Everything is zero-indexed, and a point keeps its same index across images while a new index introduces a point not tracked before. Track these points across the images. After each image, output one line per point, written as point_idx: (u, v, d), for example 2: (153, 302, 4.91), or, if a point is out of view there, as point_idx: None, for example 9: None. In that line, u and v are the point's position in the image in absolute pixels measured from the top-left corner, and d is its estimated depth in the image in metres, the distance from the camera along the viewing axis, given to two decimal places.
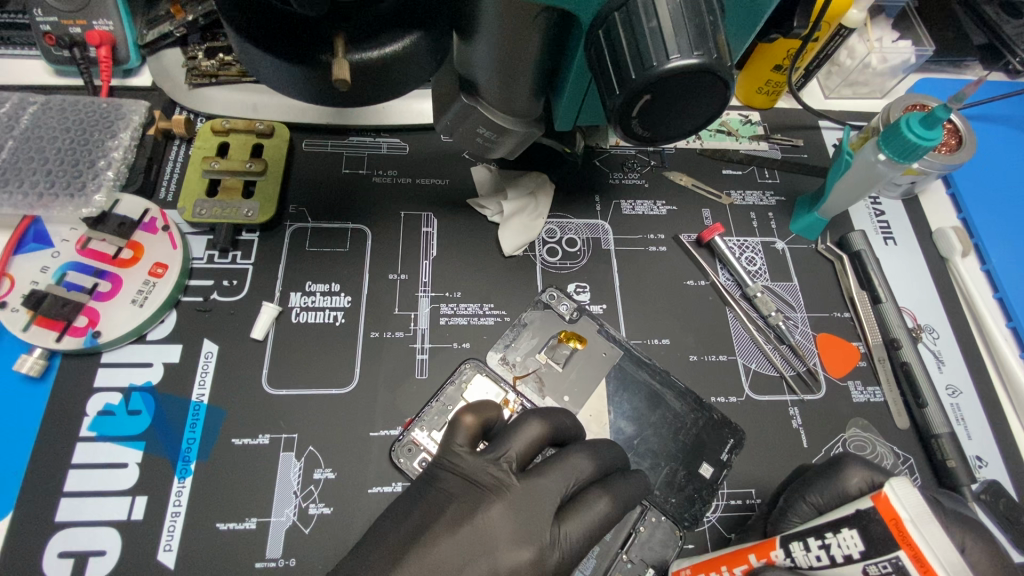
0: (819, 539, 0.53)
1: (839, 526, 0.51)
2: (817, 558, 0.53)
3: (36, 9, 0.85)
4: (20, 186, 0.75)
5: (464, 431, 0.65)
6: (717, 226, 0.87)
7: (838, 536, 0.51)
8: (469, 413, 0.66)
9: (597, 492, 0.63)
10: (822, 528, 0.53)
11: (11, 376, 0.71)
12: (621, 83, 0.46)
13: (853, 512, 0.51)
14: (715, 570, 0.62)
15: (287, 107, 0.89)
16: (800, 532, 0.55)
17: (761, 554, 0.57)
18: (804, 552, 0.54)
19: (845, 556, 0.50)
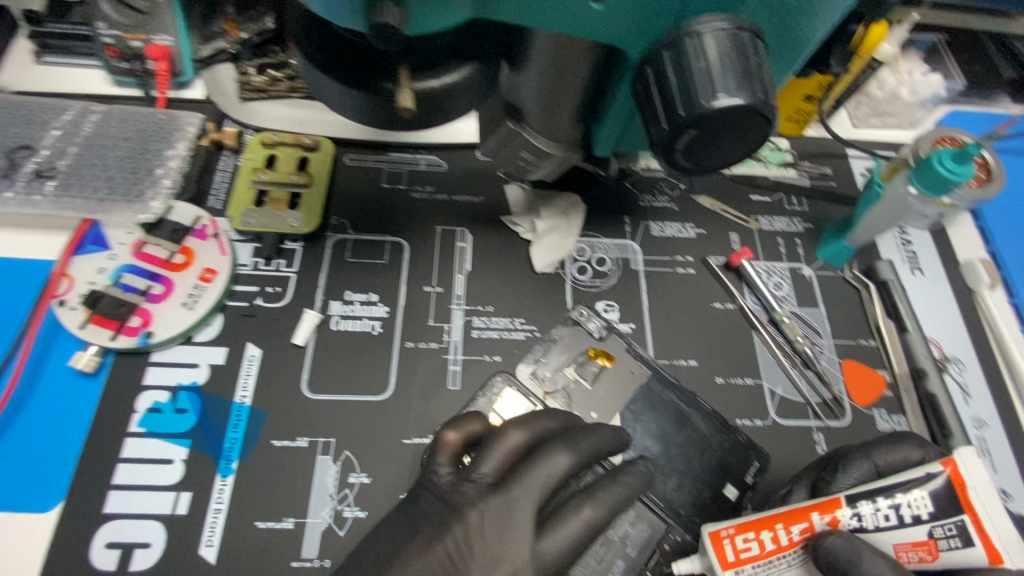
0: (887, 499, 0.59)
1: (909, 487, 0.58)
2: (885, 517, 0.59)
3: (100, 22, 0.89)
4: (82, 191, 0.80)
5: (446, 449, 0.67)
6: (745, 251, 0.90)
7: (908, 497, 0.58)
8: (451, 430, 0.68)
9: (580, 505, 0.63)
10: (892, 489, 0.59)
11: (65, 372, 0.74)
12: (669, 119, 0.48)
13: (923, 475, 0.58)
14: (769, 527, 0.62)
15: (332, 123, 0.93)
16: (867, 492, 0.60)
17: (825, 512, 0.60)
18: (873, 510, 0.59)
19: (913, 517, 0.57)
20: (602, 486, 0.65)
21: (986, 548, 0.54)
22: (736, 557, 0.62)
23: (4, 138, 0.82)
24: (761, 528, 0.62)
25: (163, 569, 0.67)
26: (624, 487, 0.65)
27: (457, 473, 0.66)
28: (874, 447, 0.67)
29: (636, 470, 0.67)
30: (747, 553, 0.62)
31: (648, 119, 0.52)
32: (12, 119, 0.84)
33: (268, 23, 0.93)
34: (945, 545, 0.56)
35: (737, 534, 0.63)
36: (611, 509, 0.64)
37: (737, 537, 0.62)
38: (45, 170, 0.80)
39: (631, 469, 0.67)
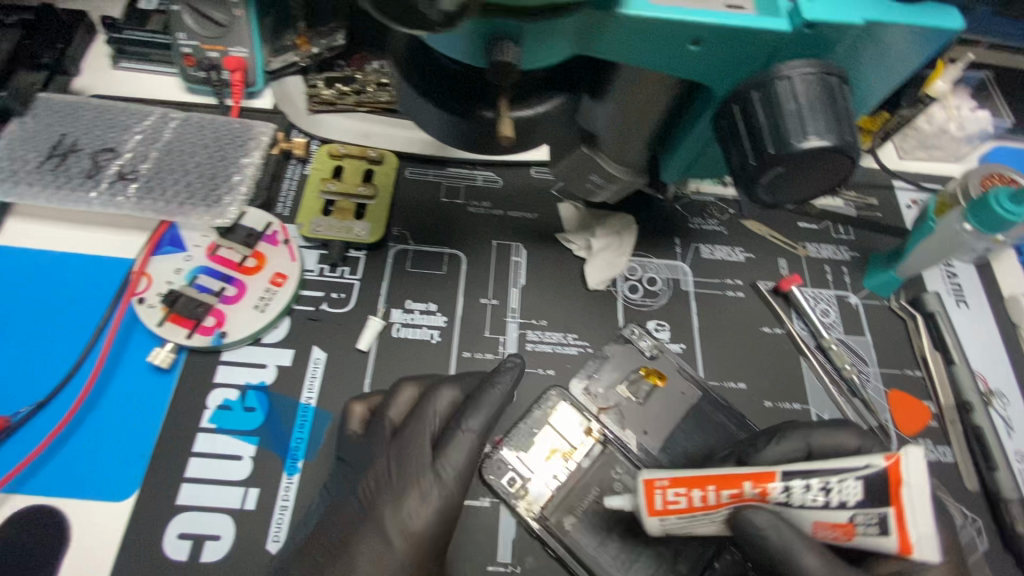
0: (819, 482, 0.58)
1: (844, 475, 0.57)
2: (813, 498, 0.59)
3: (180, 33, 0.93)
4: (163, 194, 0.83)
5: (355, 420, 0.74)
6: (795, 277, 0.92)
7: (841, 484, 0.57)
8: (360, 403, 0.75)
9: (469, 418, 0.70)
10: (826, 473, 0.58)
11: (141, 367, 0.77)
12: (757, 156, 0.50)
13: (862, 465, 0.56)
14: (701, 487, 0.63)
15: (396, 137, 0.97)
16: (801, 472, 0.60)
17: (757, 484, 0.61)
18: (803, 491, 0.59)
19: (839, 501, 0.57)
20: (482, 394, 0.72)
21: (899, 538, 0.53)
22: (664, 506, 0.65)
23: (88, 139, 0.86)
24: (696, 488, 0.64)
25: (232, 560, 0.69)
26: (501, 387, 0.73)
27: (375, 413, 0.74)
28: (814, 430, 0.72)
29: (507, 368, 0.76)
30: (674, 505, 0.65)
31: (731, 153, 0.54)
32: (95, 122, 0.88)
33: (339, 40, 0.97)
34: (862, 531, 0.56)
35: (670, 487, 0.65)
36: (493, 414, 0.71)
37: (670, 490, 0.65)
38: (128, 172, 0.84)
39: (504, 368, 0.76)
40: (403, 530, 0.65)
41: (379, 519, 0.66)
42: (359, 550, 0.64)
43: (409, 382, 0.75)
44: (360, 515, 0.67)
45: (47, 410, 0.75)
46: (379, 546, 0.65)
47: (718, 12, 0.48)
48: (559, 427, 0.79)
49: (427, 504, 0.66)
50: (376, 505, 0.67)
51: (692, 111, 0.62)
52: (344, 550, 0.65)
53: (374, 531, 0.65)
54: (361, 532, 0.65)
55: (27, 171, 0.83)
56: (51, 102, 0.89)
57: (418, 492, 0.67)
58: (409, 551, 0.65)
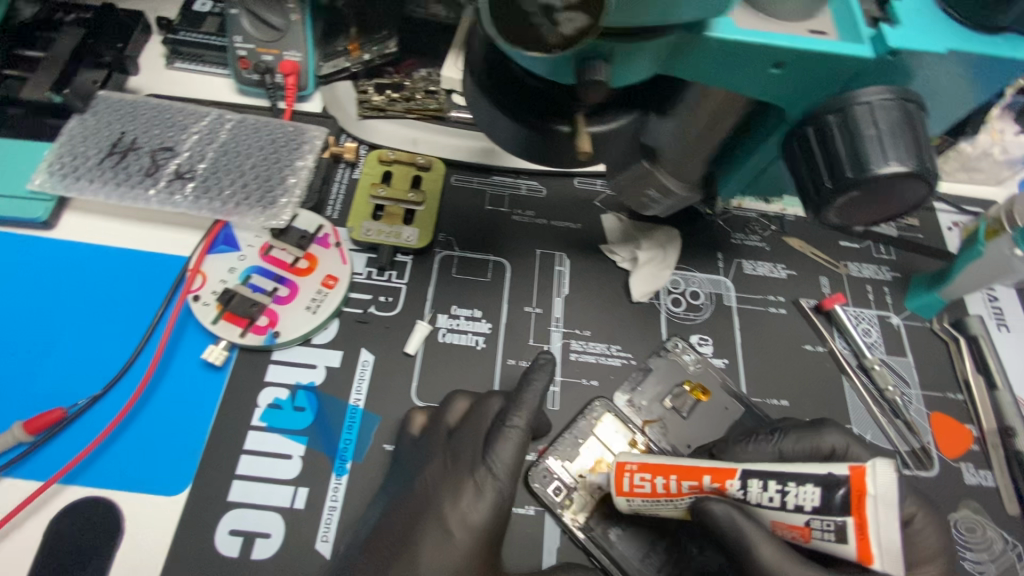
0: (779, 484, 0.61)
1: (803, 481, 0.60)
2: (770, 498, 0.62)
3: (237, 36, 0.95)
4: (219, 195, 0.85)
5: (416, 428, 0.75)
6: (838, 296, 0.92)
7: (799, 489, 0.60)
8: (422, 413, 0.77)
9: (514, 414, 0.70)
10: (786, 477, 0.61)
11: (194, 363, 0.79)
12: (834, 179, 0.51)
13: (825, 473, 0.58)
14: (664, 474, 0.68)
15: (443, 144, 0.98)
16: (762, 472, 0.63)
17: (717, 479, 0.65)
18: (760, 491, 0.63)
19: (797, 505, 0.60)
20: (523, 391, 0.72)
21: (858, 546, 0.55)
22: (630, 489, 0.70)
23: (147, 138, 0.88)
24: (659, 475, 0.68)
25: (282, 558, 0.70)
26: (539, 384, 0.72)
27: (432, 418, 0.75)
28: (785, 436, 0.75)
29: (541, 364, 0.74)
30: (640, 489, 0.69)
31: (803, 174, 0.54)
32: (153, 121, 0.90)
33: (391, 47, 0.99)
34: (818, 535, 0.59)
35: (637, 471, 0.70)
36: (536, 412, 0.71)
37: (637, 474, 0.70)
38: (186, 171, 0.86)
39: (538, 365, 0.74)
40: (463, 521, 0.67)
41: (440, 513, 0.67)
42: (422, 544, 0.66)
43: (462, 393, 0.76)
44: (420, 508, 0.68)
45: (101, 403, 0.76)
46: (441, 537, 0.66)
47: (786, 34, 0.49)
48: (604, 438, 0.79)
49: (482, 499, 0.68)
50: (435, 500, 0.68)
51: (757, 132, 0.63)
52: (406, 548, 0.66)
53: (436, 523, 0.67)
54: (421, 528, 0.67)
55: (87, 167, 0.85)
56: (110, 100, 0.91)
57: (474, 489, 0.68)
58: (471, 543, 0.66)
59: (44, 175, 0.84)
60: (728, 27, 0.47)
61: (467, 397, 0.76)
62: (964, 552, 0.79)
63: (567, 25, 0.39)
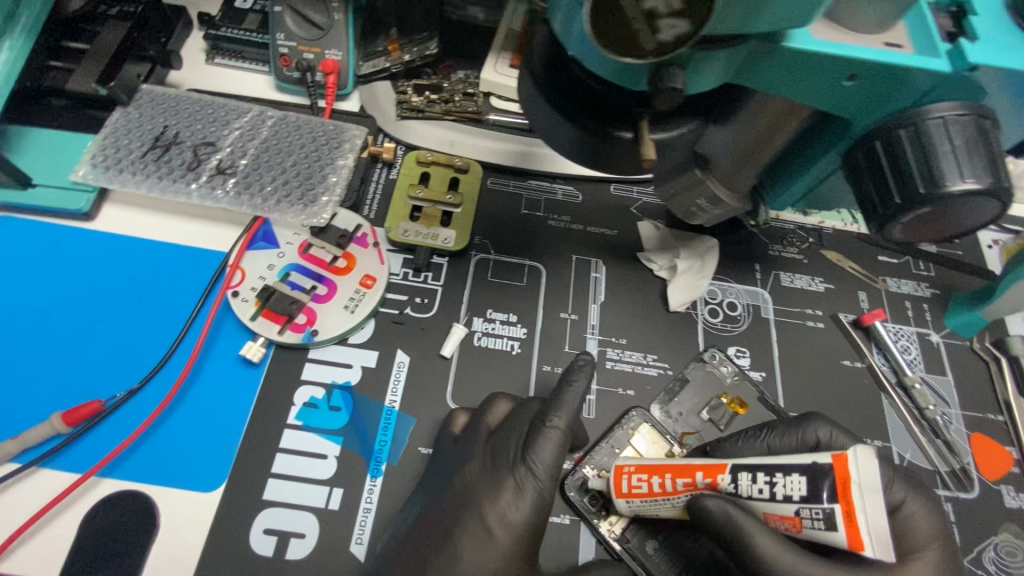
0: (767, 476, 0.62)
1: (790, 471, 0.60)
2: (760, 490, 0.62)
3: (280, 33, 0.95)
4: (260, 191, 0.85)
5: (457, 427, 0.76)
6: (878, 312, 0.91)
7: (786, 479, 0.60)
8: (464, 413, 0.77)
9: (553, 413, 0.70)
10: (773, 469, 0.62)
11: (231, 360, 0.79)
12: (904, 195, 0.50)
13: (808, 462, 0.59)
14: (659, 474, 0.69)
15: (480, 147, 0.98)
16: (750, 465, 0.64)
17: (708, 474, 0.66)
18: (750, 483, 0.63)
19: (785, 496, 0.60)
20: (562, 394, 0.71)
21: (849, 534, 0.55)
22: (629, 490, 0.70)
23: (189, 132, 0.89)
24: (655, 474, 0.69)
25: (316, 558, 0.70)
26: (579, 386, 0.72)
27: (472, 419, 0.75)
28: (772, 433, 0.76)
29: (581, 365, 0.74)
30: (637, 489, 0.70)
31: (869, 190, 0.54)
32: (195, 116, 0.90)
33: (432, 49, 0.99)
34: (807, 524, 0.58)
35: (635, 472, 0.70)
36: (576, 414, 0.70)
37: (635, 475, 0.70)
38: (227, 167, 0.87)
39: (577, 367, 0.73)
40: (502, 519, 0.67)
41: (479, 510, 0.68)
42: (462, 542, 0.66)
43: (503, 396, 0.77)
44: (459, 506, 0.69)
45: (138, 397, 0.75)
46: (481, 536, 0.67)
47: (860, 46, 0.48)
48: (640, 449, 0.79)
49: (523, 498, 0.68)
50: (473, 498, 0.69)
51: (815, 144, 0.62)
52: (448, 543, 0.67)
53: (475, 521, 0.68)
54: (462, 523, 0.68)
55: (130, 160, 0.85)
56: (153, 94, 0.92)
57: (513, 489, 0.68)
58: (510, 542, 0.66)
59: (86, 167, 0.84)
60: (804, 37, 0.47)
61: (508, 399, 0.76)
62: None
63: (667, 32, 0.41)
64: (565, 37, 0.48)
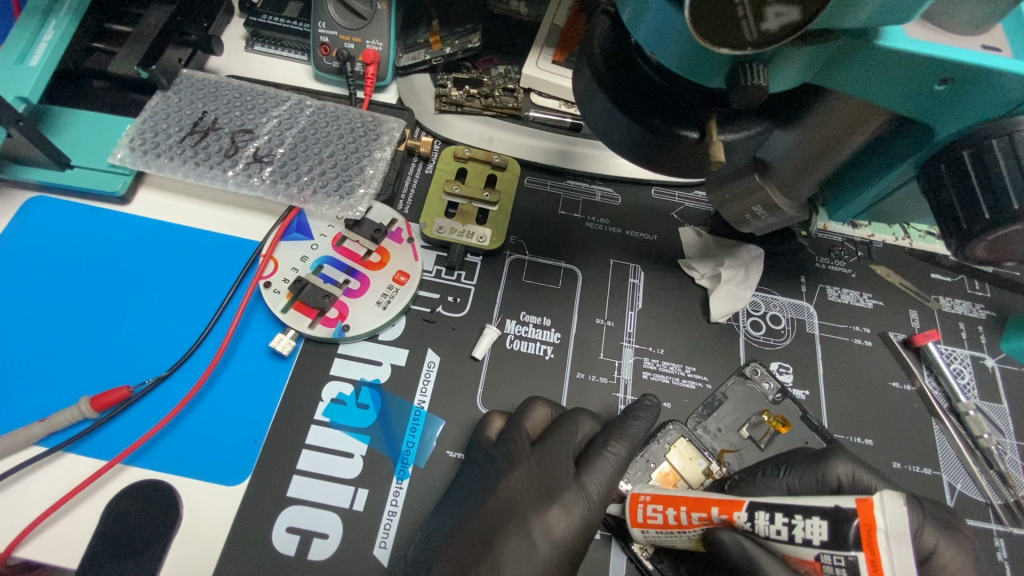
0: (785, 517, 0.56)
1: (811, 513, 0.53)
2: (777, 531, 0.56)
3: (321, 22, 0.94)
4: (296, 181, 0.84)
5: (493, 430, 0.75)
6: (932, 332, 0.86)
7: (807, 522, 0.54)
8: (499, 416, 0.76)
9: (615, 441, 0.72)
10: (793, 509, 0.55)
11: (262, 352, 0.77)
12: (994, 209, 0.47)
13: (831, 505, 0.52)
14: (674, 506, 0.65)
15: (519, 145, 0.95)
16: (769, 504, 0.58)
17: (724, 510, 0.60)
18: (767, 523, 0.57)
19: (804, 539, 0.54)
20: (626, 424, 0.73)
21: None
22: (644, 520, 0.68)
23: (227, 119, 0.88)
24: (670, 506, 0.66)
25: (342, 558, 0.68)
26: (645, 421, 0.73)
27: (509, 424, 0.74)
28: (791, 467, 0.71)
29: (648, 405, 0.75)
30: (653, 520, 0.67)
31: (952, 204, 0.50)
32: (234, 103, 0.89)
33: (474, 42, 0.97)
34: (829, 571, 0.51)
35: (650, 502, 0.68)
36: (637, 444, 0.72)
37: (650, 505, 0.68)
38: (264, 155, 0.85)
39: (643, 404, 0.75)
40: (550, 538, 0.67)
41: (524, 522, 0.68)
42: (505, 553, 0.66)
43: (542, 400, 0.76)
44: (503, 516, 0.68)
45: (166, 384, 0.74)
46: (524, 547, 0.66)
47: (957, 47, 0.45)
48: (676, 465, 0.76)
49: (571, 513, 0.68)
50: (519, 511, 0.68)
51: (886, 153, 0.58)
52: (487, 555, 0.66)
53: (520, 532, 0.67)
54: (499, 536, 0.67)
55: (168, 145, 0.84)
56: (193, 79, 0.91)
57: (563, 503, 0.68)
58: (552, 557, 0.66)
59: (125, 151, 0.83)
60: (899, 35, 0.44)
61: (548, 406, 0.76)
62: None
63: (773, 20, 0.38)
64: (634, 28, 0.45)
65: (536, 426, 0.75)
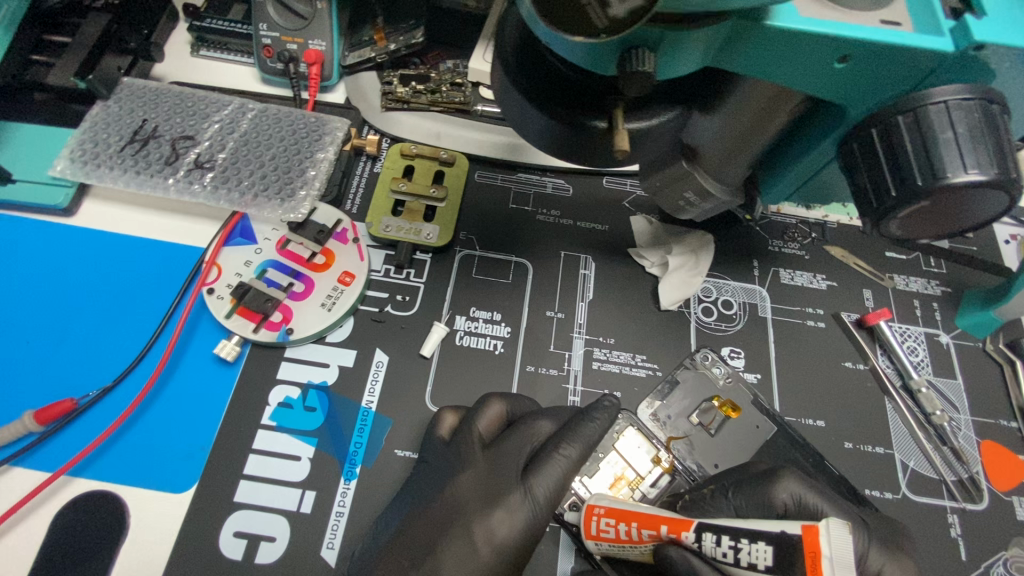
0: (731, 540, 0.56)
1: (756, 538, 0.55)
2: (723, 554, 0.57)
3: (262, 24, 0.93)
4: (237, 185, 0.84)
5: (446, 426, 0.74)
6: (883, 311, 0.86)
7: (752, 546, 0.55)
8: (452, 412, 0.75)
9: (567, 444, 0.69)
10: (739, 533, 0.56)
11: (207, 359, 0.77)
12: (901, 185, 0.46)
13: (777, 530, 0.53)
14: (626, 521, 0.65)
15: (467, 140, 0.94)
16: (717, 526, 0.58)
17: (673, 529, 0.61)
18: (713, 546, 0.58)
19: (749, 563, 0.55)
20: (582, 426, 0.70)
21: None
22: (597, 533, 0.67)
23: (168, 126, 0.87)
24: (623, 521, 0.65)
25: (289, 558, 0.68)
26: (601, 423, 0.71)
27: (462, 422, 0.73)
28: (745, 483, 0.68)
29: (605, 406, 0.73)
30: (605, 534, 0.66)
31: (864, 185, 0.50)
32: (175, 109, 0.89)
33: (418, 37, 0.95)
34: None
35: (604, 515, 0.67)
36: (590, 445, 0.69)
37: (604, 519, 0.67)
38: (205, 161, 0.85)
39: (601, 405, 0.73)
40: (492, 541, 0.65)
41: (467, 526, 0.66)
42: (446, 556, 0.64)
43: (498, 397, 0.75)
44: (448, 519, 0.66)
45: (111, 395, 0.74)
46: (465, 550, 0.65)
47: (855, 25, 0.45)
48: (625, 453, 0.76)
49: (515, 517, 0.67)
50: (463, 515, 0.67)
51: (806, 134, 0.58)
52: (428, 557, 0.64)
53: (462, 537, 0.65)
54: (446, 539, 0.65)
55: (108, 154, 0.84)
56: (134, 87, 0.90)
57: (507, 507, 0.67)
58: (493, 560, 0.65)
59: (65, 162, 0.83)
60: (788, 15, 0.44)
61: (503, 402, 0.74)
62: None
63: (619, 5, 0.36)
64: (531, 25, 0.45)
65: (489, 427, 0.73)
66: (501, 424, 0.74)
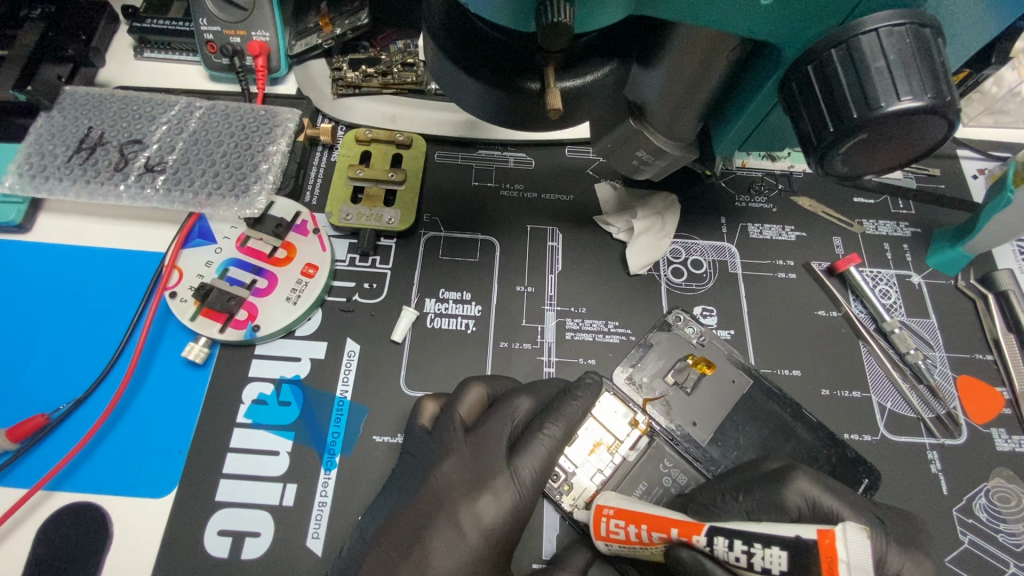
0: (744, 545, 0.56)
1: (770, 542, 0.55)
2: (736, 558, 0.57)
3: (201, 19, 0.90)
4: (190, 186, 0.82)
5: (426, 415, 0.73)
6: (853, 256, 0.85)
7: (766, 551, 0.55)
8: (431, 400, 0.74)
9: (551, 424, 0.69)
10: (752, 537, 0.56)
11: (177, 362, 0.77)
12: (838, 119, 0.45)
13: (792, 536, 0.53)
14: (636, 523, 0.64)
15: (422, 120, 0.92)
16: (728, 529, 0.58)
17: (684, 532, 0.60)
18: (726, 550, 0.57)
19: (763, 568, 0.55)
20: (564, 404, 0.70)
21: None
22: (608, 534, 0.66)
23: (115, 132, 0.85)
24: (633, 523, 0.64)
25: (276, 553, 0.68)
26: (583, 402, 0.70)
27: (442, 409, 0.73)
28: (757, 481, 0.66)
29: (588, 383, 0.72)
30: (616, 535, 0.65)
31: (804, 124, 0.48)
32: (120, 114, 0.87)
33: (364, 18, 0.92)
34: None
35: (614, 517, 0.65)
36: (574, 425, 0.69)
37: (613, 520, 0.65)
38: (155, 165, 0.83)
39: (584, 383, 0.72)
40: (478, 525, 0.65)
41: (452, 511, 0.66)
42: (432, 543, 0.64)
43: (477, 381, 0.74)
44: (434, 507, 0.66)
45: (83, 407, 0.74)
46: (453, 537, 0.64)
47: None
48: (602, 419, 0.76)
49: (501, 500, 0.66)
50: (446, 498, 0.66)
51: (749, 79, 0.57)
52: (416, 545, 0.64)
53: (446, 520, 0.65)
54: (432, 526, 0.65)
55: (56, 166, 0.82)
56: (76, 95, 0.88)
57: (493, 491, 0.66)
58: (482, 545, 0.65)
59: (13, 177, 0.82)
60: None
61: (482, 386, 0.73)
62: (997, 524, 0.74)
63: None
64: None
65: (470, 411, 0.72)
66: (483, 408, 0.73)
